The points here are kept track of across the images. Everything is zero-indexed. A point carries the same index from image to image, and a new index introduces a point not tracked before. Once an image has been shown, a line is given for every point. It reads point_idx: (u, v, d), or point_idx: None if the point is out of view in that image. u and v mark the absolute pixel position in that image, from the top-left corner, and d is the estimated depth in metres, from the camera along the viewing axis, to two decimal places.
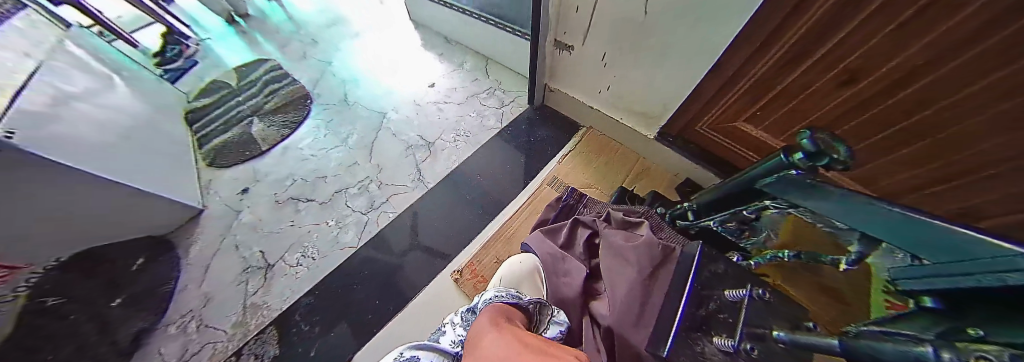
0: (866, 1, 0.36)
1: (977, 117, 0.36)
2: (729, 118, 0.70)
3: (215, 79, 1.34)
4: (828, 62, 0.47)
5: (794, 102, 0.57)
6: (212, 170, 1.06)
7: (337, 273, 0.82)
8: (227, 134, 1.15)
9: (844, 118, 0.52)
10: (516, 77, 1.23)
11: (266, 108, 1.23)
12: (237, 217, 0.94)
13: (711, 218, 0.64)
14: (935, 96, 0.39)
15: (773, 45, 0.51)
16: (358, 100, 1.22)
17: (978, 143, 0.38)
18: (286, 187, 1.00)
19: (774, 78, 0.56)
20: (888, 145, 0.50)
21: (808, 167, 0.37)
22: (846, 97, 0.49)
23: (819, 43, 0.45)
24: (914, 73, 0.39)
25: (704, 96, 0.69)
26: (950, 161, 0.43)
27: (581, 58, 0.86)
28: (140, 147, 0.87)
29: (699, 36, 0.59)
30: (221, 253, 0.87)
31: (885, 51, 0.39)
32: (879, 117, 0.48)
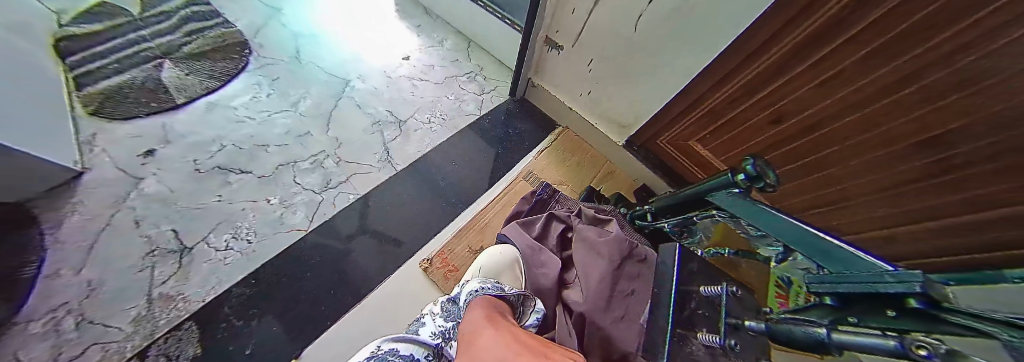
0: (818, 49, 0.45)
1: (868, 155, 0.49)
2: (686, 135, 0.78)
3: (105, 0, 1.03)
4: (765, 103, 0.58)
5: (735, 132, 0.67)
6: (97, 121, 0.81)
7: (281, 259, 0.72)
8: (122, 77, 0.89)
9: (770, 149, 0.63)
10: (499, 65, 1.18)
11: (183, 51, 0.98)
12: (139, 186, 0.75)
13: (663, 222, 0.72)
14: (840, 138, 0.51)
15: (733, 78, 0.59)
16: (314, 61, 1.05)
17: (864, 176, 0.51)
18: (213, 153, 0.82)
19: (724, 109, 0.66)
20: (800, 173, 0.61)
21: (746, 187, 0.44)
22: (771, 135, 0.61)
23: (765, 85, 0.55)
24: (831, 117, 0.49)
25: (670, 114, 0.76)
26: (843, 188, 0.56)
27: (567, 58, 0.86)
28: (13, 80, 0.64)
29: (678, 61, 0.65)
30: (114, 231, 0.69)
31: (808, 101, 0.51)
32: (794, 153, 0.60)
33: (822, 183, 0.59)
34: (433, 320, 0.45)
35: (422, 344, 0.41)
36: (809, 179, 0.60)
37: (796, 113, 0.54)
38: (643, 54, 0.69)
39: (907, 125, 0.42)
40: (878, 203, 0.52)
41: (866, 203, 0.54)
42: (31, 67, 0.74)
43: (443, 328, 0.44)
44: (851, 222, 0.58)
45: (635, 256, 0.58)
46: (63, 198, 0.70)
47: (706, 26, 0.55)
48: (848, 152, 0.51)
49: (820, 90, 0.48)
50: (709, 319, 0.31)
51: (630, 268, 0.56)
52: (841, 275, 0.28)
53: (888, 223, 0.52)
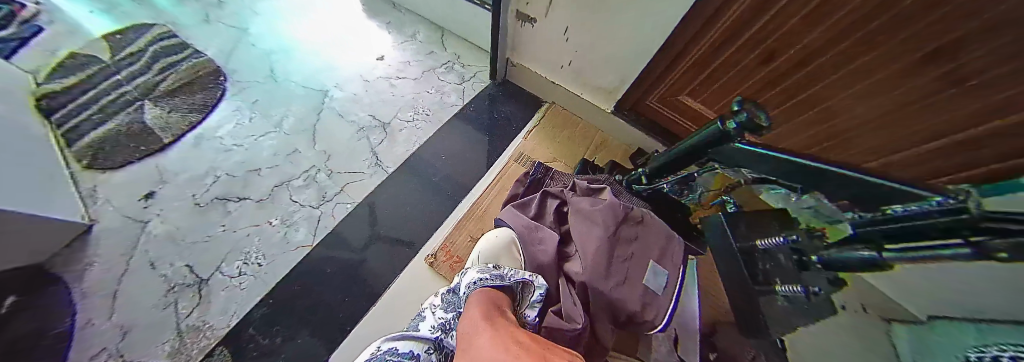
0: None
1: (864, 82, 0.46)
2: (675, 89, 0.75)
3: (75, 50, 1.04)
4: (753, 43, 0.54)
5: (724, 79, 0.64)
6: (94, 172, 0.83)
7: (295, 276, 0.75)
8: (107, 126, 0.90)
9: (762, 91, 0.61)
10: (474, 50, 1.15)
11: (160, 88, 0.98)
12: (146, 228, 0.77)
13: (658, 182, 0.71)
14: (832, 70, 0.48)
15: (717, 19, 0.54)
16: (289, 77, 1.03)
17: (859, 106, 0.49)
18: (210, 186, 0.83)
19: (710, 56, 0.62)
20: (798, 108, 0.58)
21: (736, 132, 0.43)
22: (764, 75, 0.58)
23: (749, 26, 0.52)
24: (821, 48, 0.46)
25: (655, 72, 0.73)
26: (843, 120, 0.53)
27: (540, 30, 0.82)
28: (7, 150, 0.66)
29: (652, 15, 0.61)
30: (133, 274, 0.72)
31: (796, 33, 0.47)
32: (787, 90, 0.57)
33: (821, 117, 0.56)
34: (430, 316, 0.46)
35: (422, 339, 0.42)
36: (805, 115, 0.58)
37: (787, 48, 0.50)
38: (617, 11, 0.64)
39: (894, 48, 0.39)
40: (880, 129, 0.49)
41: (867, 130, 0.51)
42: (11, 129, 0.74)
43: (443, 320, 0.46)
44: (856, 151, 0.56)
45: (632, 220, 0.58)
46: (80, 251, 0.73)
47: None
48: (842, 80, 0.48)
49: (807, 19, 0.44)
50: (779, 269, 0.38)
51: (630, 233, 0.56)
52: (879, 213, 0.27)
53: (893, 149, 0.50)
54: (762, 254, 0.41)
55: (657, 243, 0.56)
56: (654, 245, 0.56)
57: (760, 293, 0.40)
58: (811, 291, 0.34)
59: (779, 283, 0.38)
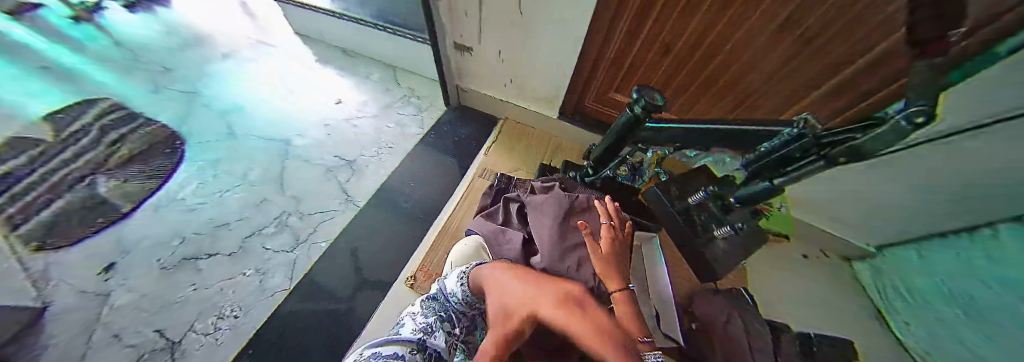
0: None
1: (753, 44, 0.56)
2: (603, 90, 0.85)
3: (7, 134, 1.06)
4: (654, 35, 0.64)
5: (639, 72, 0.75)
6: (41, 254, 0.80)
7: (275, 320, 0.72)
8: (53, 209, 0.87)
9: (670, 79, 0.72)
10: (427, 82, 1.25)
11: (115, 160, 0.97)
12: (107, 303, 0.72)
13: (601, 172, 0.69)
14: (724, 42, 0.58)
15: (620, 16, 0.64)
16: (250, 132, 1.07)
17: (755, 64, 0.59)
18: (176, 246, 0.82)
19: (622, 56, 0.73)
20: (706, 84, 0.68)
21: (644, 113, 0.46)
22: (666, 66, 0.69)
23: (646, 13, 0.61)
24: (708, 26, 0.57)
25: (582, 76, 0.82)
26: (746, 85, 0.64)
27: (478, 54, 0.91)
28: None
29: (567, 32, 0.71)
30: (92, 352, 0.66)
31: (687, 13, 0.57)
32: (691, 72, 0.68)
33: (727, 86, 0.67)
34: (410, 322, 0.48)
35: (405, 342, 0.44)
36: (709, 92, 0.70)
37: (677, 37, 0.62)
38: (538, 24, 0.72)
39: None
40: (766, 76, 0.61)
41: (754, 82, 0.63)
42: None
43: (424, 324, 0.47)
44: (755, 102, 0.67)
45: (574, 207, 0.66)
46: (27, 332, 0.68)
47: None
48: (736, 50, 0.58)
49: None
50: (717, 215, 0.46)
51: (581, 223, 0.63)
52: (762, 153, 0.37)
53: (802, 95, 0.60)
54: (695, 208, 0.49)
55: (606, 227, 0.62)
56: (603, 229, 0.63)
57: (706, 244, 0.48)
58: (734, 228, 0.43)
59: (716, 229, 0.46)
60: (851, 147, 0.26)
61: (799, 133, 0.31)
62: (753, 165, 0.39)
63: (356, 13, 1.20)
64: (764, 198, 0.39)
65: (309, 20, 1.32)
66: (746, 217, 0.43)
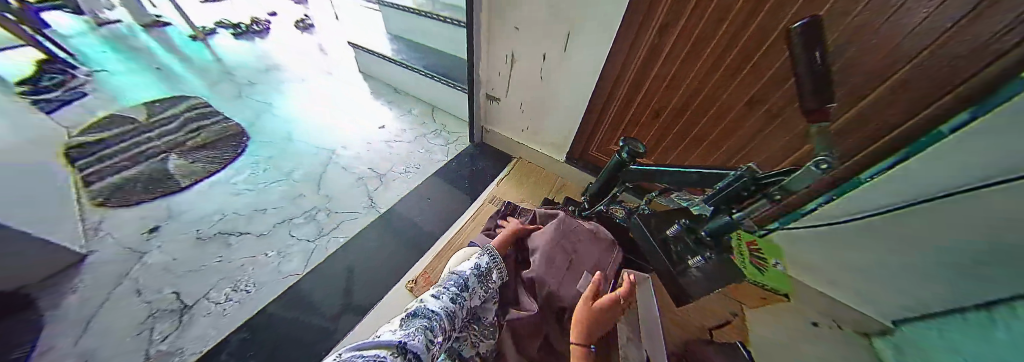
0: (659, 54, 0.72)
1: (726, 118, 0.71)
2: (605, 143, 1.01)
3: (113, 113, 1.32)
4: (648, 99, 0.82)
5: (636, 128, 0.91)
6: (103, 210, 0.93)
7: (279, 302, 0.77)
8: (126, 173, 1.03)
9: (661, 136, 0.87)
10: (457, 121, 1.49)
11: (190, 144, 1.17)
12: (141, 260, 0.82)
13: (600, 206, 0.80)
14: (702, 112, 0.74)
15: (621, 84, 0.83)
16: (305, 138, 1.28)
17: (729, 134, 0.72)
18: (214, 221, 0.93)
19: (622, 114, 0.90)
20: (693, 145, 0.82)
21: (629, 158, 0.60)
22: (659, 125, 0.85)
23: (641, 84, 0.80)
24: (688, 98, 0.74)
25: (588, 128, 1.00)
26: (725, 150, 0.76)
27: (505, 104, 1.15)
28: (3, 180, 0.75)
29: (577, 93, 0.92)
30: (111, 303, 0.74)
31: (672, 87, 0.75)
32: (678, 133, 0.83)
33: (708, 150, 0.80)
34: (392, 331, 0.44)
35: (387, 345, 0.40)
36: (698, 151, 0.82)
37: (666, 104, 0.79)
38: (555, 87, 0.96)
39: (735, 86, 0.64)
40: (739, 145, 0.73)
41: (730, 148, 0.75)
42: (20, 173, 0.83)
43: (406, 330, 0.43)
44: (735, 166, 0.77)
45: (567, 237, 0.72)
46: (70, 277, 0.77)
47: (588, 56, 0.82)
48: (713, 120, 0.73)
49: (677, 75, 0.72)
50: (691, 249, 0.56)
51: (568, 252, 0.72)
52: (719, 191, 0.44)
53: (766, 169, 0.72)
54: (674, 239, 0.60)
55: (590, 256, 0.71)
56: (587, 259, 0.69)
57: (680, 272, 0.55)
58: (704, 258, 0.53)
59: (690, 258, 0.55)
60: (782, 187, 0.34)
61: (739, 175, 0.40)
62: (714, 201, 0.46)
63: (413, 63, 1.52)
64: (728, 231, 0.47)
65: (375, 64, 1.67)
66: (716, 251, 0.52)
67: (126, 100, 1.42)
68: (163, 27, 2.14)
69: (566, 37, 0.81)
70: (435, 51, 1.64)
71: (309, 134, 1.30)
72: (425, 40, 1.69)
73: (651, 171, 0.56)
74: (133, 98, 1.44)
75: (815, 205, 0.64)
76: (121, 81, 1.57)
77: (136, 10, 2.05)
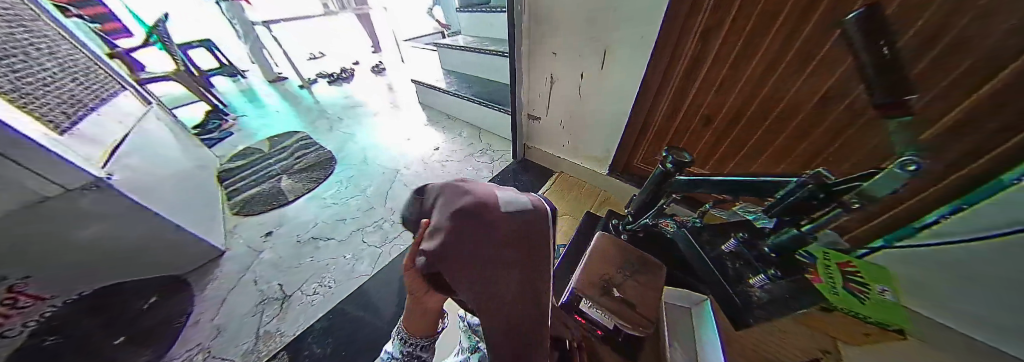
0: (703, 60, 0.71)
1: (797, 118, 0.65)
2: (651, 153, 0.97)
3: (248, 146, 1.75)
4: (695, 105, 0.79)
5: (686, 135, 0.87)
6: (238, 217, 1.22)
7: (351, 298, 0.89)
8: (255, 190, 1.36)
9: (718, 142, 0.81)
10: (502, 141, 1.60)
11: (295, 168, 1.48)
12: (258, 256, 1.05)
13: (643, 219, 0.73)
14: (765, 113, 0.69)
15: (663, 93, 0.82)
16: (376, 161, 1.51)
17: (808, 135, 0.65)
18: (308, 228, 1.14)
19: (667, 122, 0.88)
20: (757, 150, 0.75)
21: (674, 168, 0.58)
22: (712, 130, 0.80)
23: (685, 91, 0.79)
24: (745, 100, 0.70)
25: (631, 140, 0.99)
26: (802, 151, 0.68)
27: (545, 122, 1.21)
28: (179, 190, 1.06)
29: (617, 106, 0.94)
30: (238, 288, 0.94)
31: (722, 90, 0.72)
32: (739, 138, 0.77)
33: (777, 155, 0.72)
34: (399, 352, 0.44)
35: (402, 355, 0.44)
36: (766, 156, 0.74)
37: (718, 108, 0.76)
38: (593, 101, 0.99)
39: (805, 82, 0.59)
40: (824, 146, 0.64)
41: (809, 148, 0.66)
42: (194, 189, 1.16)
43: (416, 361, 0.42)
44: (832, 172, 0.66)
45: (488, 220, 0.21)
46: (213, 267, 1.02)
47: (625, 72, 0.85)
48: (780, 120, 0.67)
49: (729, 77, 0.69)
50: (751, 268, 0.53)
51: (622, 281, 0.57)
52: (782, 202, 0.42)
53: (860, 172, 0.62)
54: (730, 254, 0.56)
55: (656, 296, 0.54)
56: (649, 295, 0.54)
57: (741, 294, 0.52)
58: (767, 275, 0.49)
59: (752, 277, 0.52)
60: (858, 192, 0.32)
61: (805, 181, 0.36)
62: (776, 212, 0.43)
63: (462, 92, 1.72)
64: (798, 245, 0.44)
65: (432, 95, 1.93)
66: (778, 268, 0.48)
67: (257, 136, 1.88)
68: (283, 80, 2.84)
69: (602, 54, 0.86)
70: (482, 81, 1.84)
71: (378, 158, 1.54)
72: (473, 73, 1.91)
73: (703, 179, 0.53)
74: (261, 134, 1.91)
75: (938, 216, 0.49)
76: (255, 122, 2.10)
77: (267, 70, 2.78)
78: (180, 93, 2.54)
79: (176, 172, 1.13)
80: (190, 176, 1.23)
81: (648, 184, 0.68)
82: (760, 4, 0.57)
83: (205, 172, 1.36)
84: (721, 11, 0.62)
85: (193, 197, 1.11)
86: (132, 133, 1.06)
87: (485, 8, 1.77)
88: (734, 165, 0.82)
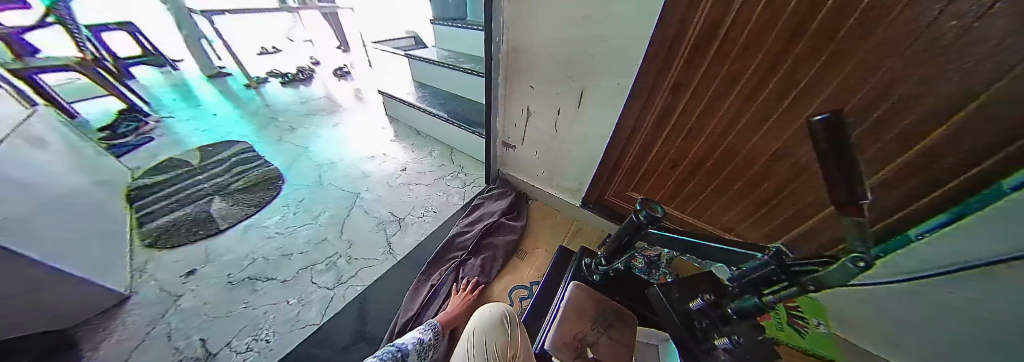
0: (673, 114, 0.75)
1: (748, 172, 0.71)
2: (622, 188, 1.02)
3: (171, 157, 1.49)
4: (663, 152, 0.85)
5: (654, 178, 0.92)
6: (150, 251, 1.02)
7: (296, 354, 0.79)
8: (175, 215, 1.15)
9: (682, 185, 0.87)
10: (476, 163, 1.57)
11: (233, 187, 1.30)
12: (177, 302, 0.89)
13: (616, 264, 0.75)
14: (724, 165, 0.74)
15: (635, 138, 0.86)
16: (332, 182, 1.37)
17: (757, 188, 0.72)
18: (245, 265, 1.00)
19: (637, 165, 0.93)
20: (717, 192, 0.81)
21: (647, 220, 0.58)
22: (677, 175, 0.86)
23: (654, 139, 0.83)
24: (708, 152, 0.75)
25: (604, 176, 1.02)
26: (751, 200, 0.75)
27: (521, 151, 1.20)
28: (70, 221, 0.85)
29: (594, 144, 0.96)
30: (146, 346, 0.79)
31: (689, 142, 0.77)
32: (700, 183, 0.83)
33: (732, 200, 0.79)
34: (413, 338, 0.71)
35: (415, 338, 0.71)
36: (722, 202, 0.82)
37: (683, 158, 0.81)
38: (570, 137, 1.00)
39: (757, 144, 0.65)
40: (771, 199, 0.72)
41: (755, 198, 0.74)
42: (90, 216, 0.94)
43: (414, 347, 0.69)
44: (777, 221, 0.74)
45: None
46: (114, 318, 0.85)
47: (602, 114, 0.88)
48: (733, 172, 0.74)
49: (693, 130, 0.74)
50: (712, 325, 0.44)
51: (595, 338, 0.56)
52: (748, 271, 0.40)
53: (793, 222, 0.71)
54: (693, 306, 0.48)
55: (626, 356, 0.54)
56: (622, 354, 0.54)
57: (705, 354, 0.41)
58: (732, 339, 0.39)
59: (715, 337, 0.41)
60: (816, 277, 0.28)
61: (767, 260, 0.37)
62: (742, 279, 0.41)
63: (435, 109, 1.64)
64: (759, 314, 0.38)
65: (401, 108, 1.82)
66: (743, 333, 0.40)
67: (185, 144, 1.61)
68: (225, 76, 2.48)
69: (579, 95, 0.88)
70: (458, 98, 1.79)
71: (336, 179, 1.40)
72: (449, 88, 1.85)
73: (674, 238, 0.53)
74: (190, 142, 1.64)
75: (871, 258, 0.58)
76: (184, 126, 1.79)
77: (206, 62, 2.40)
78: (83, 84, 2.09)
79: (68, 193, 0.91)
80: (88, 199, 1.00)
81: (621, 228, 0.68)
82: (722, 70, 0.61)
83: (107, 192, 1.11)
84: (690, 71, 0.66)
85: (86, 228, 0.89)
86: (22, 147, 0.86)
87: (462, 25, 1.73)
88: (693, 207, 0.89)
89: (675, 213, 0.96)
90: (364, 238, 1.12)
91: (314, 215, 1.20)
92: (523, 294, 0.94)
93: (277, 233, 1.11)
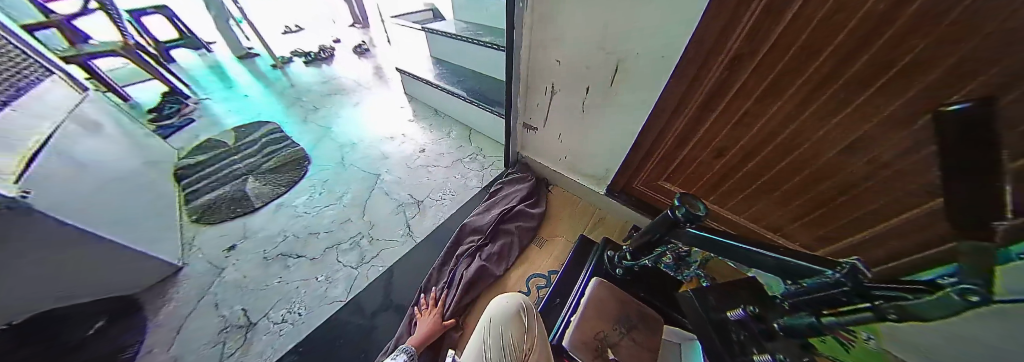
0: (725, 94, 0.62)
1: (814, 164, 0.58)
2: (654, 177, 0.91)
3: (211, 137, 1.58)
4: (706, 139, 0.73)
5: (693, 167, 0.80)
6: (197, 226, 1.12)
7: (323, 327, 0.84)
8: (216, 193, 1.23)
9: (727, 176, 0.75)
10: (494, 145, 1.51)
11: (264, 167, 1.36)
12: (221, 274, 0.97)
13: (641, 262, 0.68)
14: (783, 156, 0.62)
15: (674, 122, 0.75)
16: (353, 163, 1.39)
17: (822, 185, 0.60)
18: (276, 242, 1.05)
19: (674, 151, 0.81)
20: (764, 189, 0.70)
21: (686, 219, 0.47)
22: (722, 165, 0.74)
23: (699, 123, 0.71)
24: (764, 141, 0.62)
25: (634, 163, 0.92)
26: (811, 197, 0.63)
27: (542, 134, 1.12)
28: (123, 198, 0.92)
29: (625, 127, 0.85)
30: (198, 311, 0.88)
31: (742, 128, 0.64)
32: (748, 176, 0.71)
33: (785, 198, 0.68)
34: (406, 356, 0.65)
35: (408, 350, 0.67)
36: (772, 198, 0.70)
37: (731, 146, 0.69)
38: (597, 119, 0.90)
39: (833, 131, 0.53)
40: (841, 199, 0.59)
41: (819, 195, 0.62)
42: (142, 193, 1.03)
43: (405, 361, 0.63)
44: (844, 223, 0.62)
45: None
46: (171, 285, 0.95)
47: (637, 93, 0.76)
48: (795, 165, 0.61)
49: (749, 115, 0.62)
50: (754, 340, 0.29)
51: (617, 339, 0.52)
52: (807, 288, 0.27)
53: (863, 225, 0.59)
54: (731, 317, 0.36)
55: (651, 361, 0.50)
56: (645, 358, 0.50)
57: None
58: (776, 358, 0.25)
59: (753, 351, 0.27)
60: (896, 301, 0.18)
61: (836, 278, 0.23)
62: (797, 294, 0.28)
63: (452, 87, 1.57)
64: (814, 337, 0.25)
65: (419, 87, 1.77)
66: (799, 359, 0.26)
67: (222, 125, 1.70)
68: (253, 57, 2.55)
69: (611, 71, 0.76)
70: (475, 75, 1.69)
71: (357, 160, 1.41)
72: (466, 65, 1.74)
73: (710, 239, 0.41)
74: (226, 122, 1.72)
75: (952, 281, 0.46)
76: (220, 107, 1.88)
77: (235, 43, 2.47)
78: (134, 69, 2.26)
79: (121, 172, 1.00)
80: (141, 177, 1.09)
81: (653, 223, 0.58)
82: (803, 37, 0.47)
83: (157, 170, 1.21)
84: (756, 41, 0.52)
85: (139, 205, 0.97)
86: (78, 131, 0.93)
87: None
88: (736, 202, 0.78)
89: (713, 207, 0.85)
90: (383, 220, 1.13)
91: (337, 196, 1.22)
92: (541, 283, 0.92)
93: (305, 214, 1.15)
